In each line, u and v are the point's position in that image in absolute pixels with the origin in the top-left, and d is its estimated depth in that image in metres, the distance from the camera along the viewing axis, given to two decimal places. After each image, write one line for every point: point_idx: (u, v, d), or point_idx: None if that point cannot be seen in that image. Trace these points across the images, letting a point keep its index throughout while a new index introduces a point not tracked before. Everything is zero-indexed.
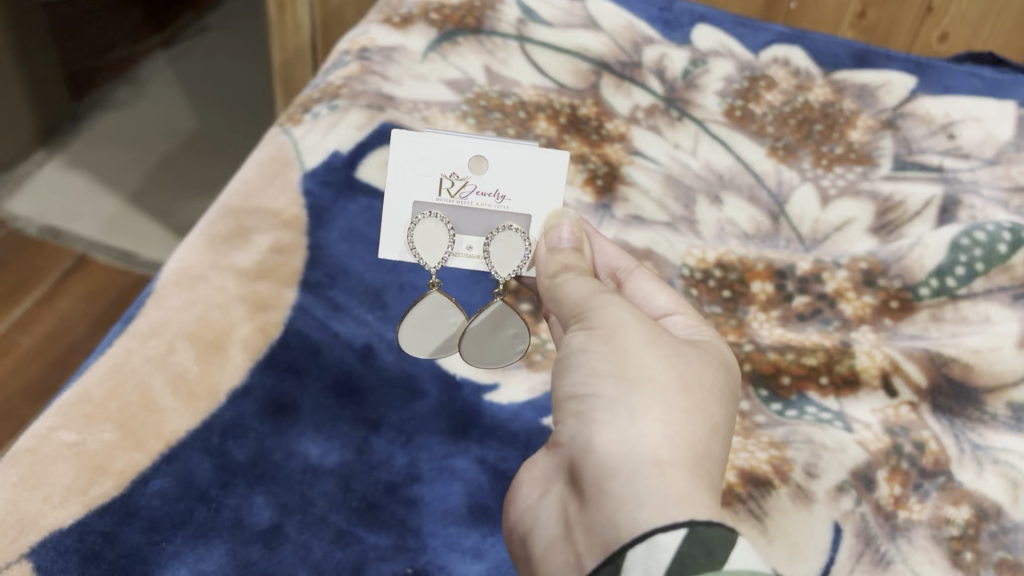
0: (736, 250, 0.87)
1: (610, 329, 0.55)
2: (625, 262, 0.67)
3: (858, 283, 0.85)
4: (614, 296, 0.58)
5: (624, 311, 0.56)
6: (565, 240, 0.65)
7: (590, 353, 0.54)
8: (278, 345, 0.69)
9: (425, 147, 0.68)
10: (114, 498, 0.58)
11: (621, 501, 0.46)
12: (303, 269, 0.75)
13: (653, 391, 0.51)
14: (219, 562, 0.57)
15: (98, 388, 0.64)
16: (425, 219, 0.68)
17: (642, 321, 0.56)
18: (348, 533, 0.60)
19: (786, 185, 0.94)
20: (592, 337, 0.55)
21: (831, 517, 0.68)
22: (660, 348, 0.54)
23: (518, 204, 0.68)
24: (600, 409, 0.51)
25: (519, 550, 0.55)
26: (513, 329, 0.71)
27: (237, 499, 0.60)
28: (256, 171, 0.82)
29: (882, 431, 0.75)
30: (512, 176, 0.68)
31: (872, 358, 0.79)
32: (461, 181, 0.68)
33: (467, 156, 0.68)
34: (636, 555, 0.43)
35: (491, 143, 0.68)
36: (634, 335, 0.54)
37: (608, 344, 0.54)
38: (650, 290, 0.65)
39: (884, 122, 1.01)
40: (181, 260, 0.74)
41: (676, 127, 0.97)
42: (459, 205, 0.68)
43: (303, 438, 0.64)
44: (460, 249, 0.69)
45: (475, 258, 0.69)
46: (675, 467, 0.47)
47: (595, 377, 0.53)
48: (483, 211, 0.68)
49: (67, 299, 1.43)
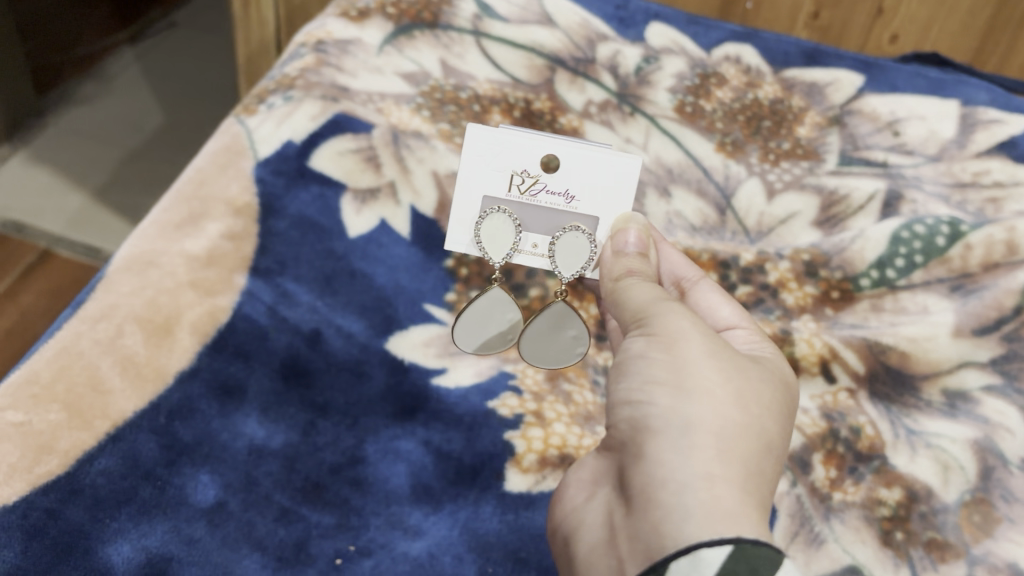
0: (682, 241, 0.88)
1: (670, 337, 0.56)
2: (690, 272, 0.70)
3: (799, 274, 0.87)
4: (675, 305, 0.59)
5: (685, 321, 0.57)
6: (631, 245, 0.67)
7: (649, 360, 0.56)
8: (226, 330, 0.70)
9: (499, 143, 0.69)
10: (59, 477, 0.59)
11: (669, 512, 0.48)
12: (253, 256, 0.76)
13: (712, 403, 0.52)
14: (163, 538, 0.58)
15: (46, 370, 0.65)
16: (493, 214, 0.69)
17: (703, 331, 0.57)
18: (292, 511, 0.61)
19: (733, 179, 0.96)
20: (652, 343, 0.56)
21: (767, 499, 0.71)
22: (720, 360, 0.55)
23: (588, 204, 0.69)
24: (655, 417, 0.53)
25: (562, 551, 0.57)
26: (572, 331, 0.71)
27: (183, 478, 0.61)
28: (209, 161, 0.83)
29: (819, 416, 0.78)
30: (584, 177, 0.69)
31: (812, 346, 0.82)
32: (532, 179, 0.69)
33: (541, 154, 0.69)
34: (679, 568, 0.44)
35: (566, 143, 0.69)
36: (693, 344, 0.55)
37: (667, 352, 0.55)
38: (714, 301, 0.67)
39: (831, 119, 1.04)
40: (133, 246, 0.75)
41: (627, 122, 0.99)
42: (528, 203, 0.70)
43: (248, 419, 0.65)
44: (526, 247, 0.70)
45: (540, 257, 0.70)
46: (726, 481, 0.48)
47: (652, 384, 0.54)
48: (551, 210, 0.69)
49: (30, 295, 1.43)
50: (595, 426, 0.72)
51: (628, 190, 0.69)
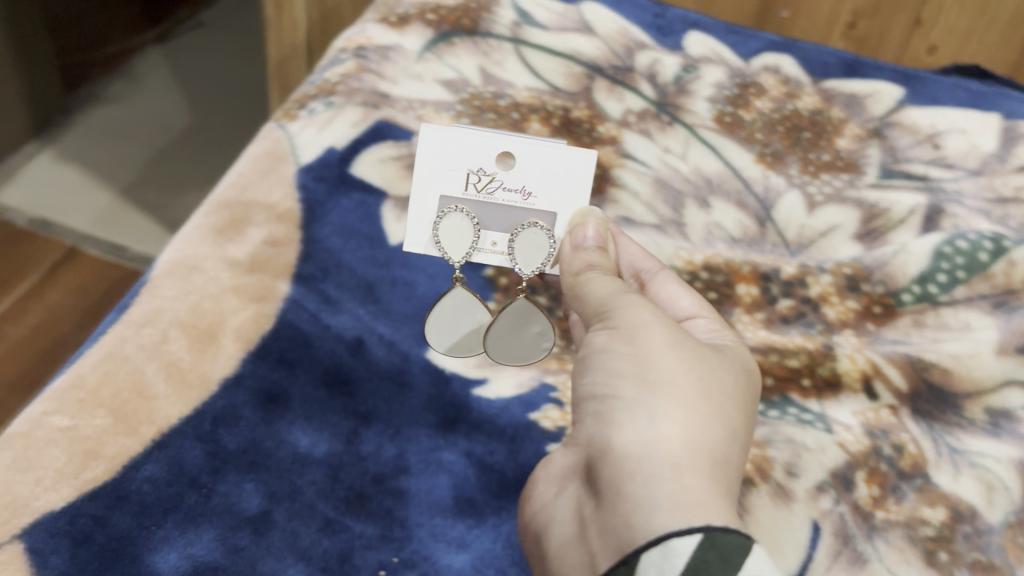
0: (723, 253, 0.88)
1: (633, 330, 0.58)
2: (650, 264, 0.73)
3: (841, 288, 0.87)
4: (638, 298, 0.61)
5: (647, 313, 0.60)
6: (591, 239, 0.69)
7: (612, 353, 0.58)
8: (270, 336, 0.70)
9: (454, 143, 0.72)
10: (105, 483, 0.59)
11: (637, 502, 0.50)
12: (296, 262, 0.76)
13: (675, 394, 0.54)
14: (208, 546, 0.58)
15: (91, 375, 0.65)
16: (452, 214, 0.73)
17: (665, 323, 0.59)
18: (336, 521, 0.61)
19: (773, 191, 0.95)
20: (615, 337, 0.59)
21: (810, 517, 0.70)
22: (683, 352, 0.57)
23: (544, 200, 0.72)
24: (620, 409, 0.55)
25: (533, 546, 0.58)
26: (536, 328, 0.75)
27: (228, 486, 0.61)
28: (251, 165, 0.83)
29: (862, 433, 0.77)
30: (537, 174, 0.72)
31: (854, 361, 0.81)
32: (488, 177, 0.72)
33: (495, 153, 0.72)
34: (650, 559, 0.46)
35: (519, 141, 0.72)
36: (656, 337, 0.58)
37: (630, 345, 0.58)
38: (673, 292, 0.70)
39: (871, 131, 1.03)
40: (176, 250, 0.75)
41: (666, 131, 0.99)
42: (485, 201, 0.73)
43: (293, 427, 0.65)
44: (485, 245, 0.74)
45: (499, 254, 0.74)
46: (691, 469, 0.51)
47: (616, 377, 0.57)
48: (508, 207, 0.73)
49: (58, 291, 1.43)
50: None
51: (582, 185, 0.72)
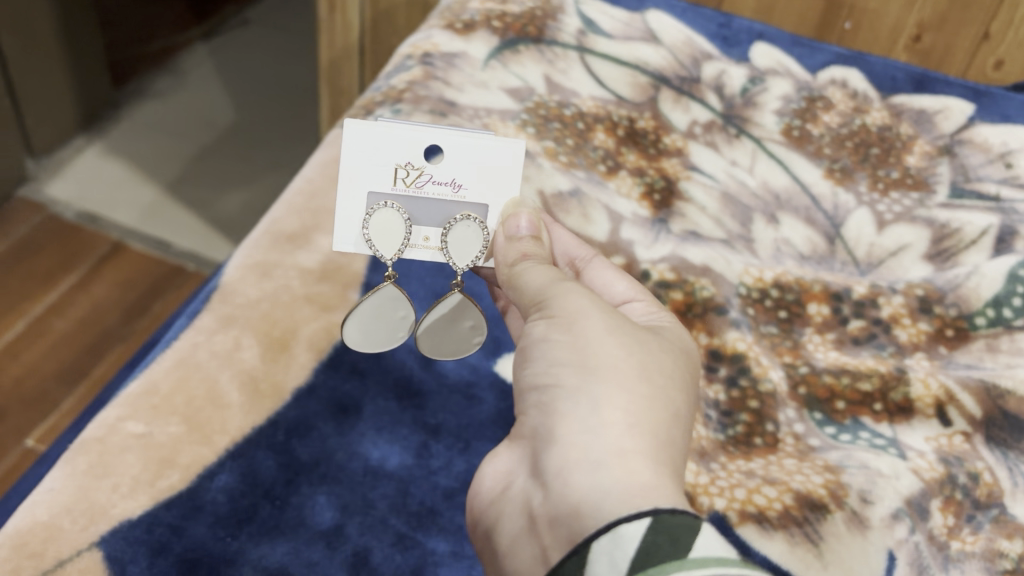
0: (793, 270, 0.87)
1: (570, 317, 0.55)
2: (583, 252, 0.68)
3: (913, 310, 0.84)
4: (573, 284, 0.58)
5: (584, 299, 0.56)
6: (525, 229, 0.64)
7: (552, 342, 0.55)
8: (343, 347, 0.70)
9: (380, 135, 0.65)
10: (180, 492, 0.59)
11: (585, 493, 0.47)
12: (366, 272, 0.75)
13: (618, 379, 0.52)
14: (282, 560, 0.57)
15: (165, 381, 0.65)
16: (384, 210, 0.66)
17: (602, 308, 0.56)
18: (408, 537, 0.60)
19: (842, 208, 0.93)
20: (553, 326, 0.55)
21: (886, 546, 0.66)
22: (622, 336, 0.54)
23: (474, 192, 0.66)
24: (562, 399, 0.52)
25: (485, 543, 0.55)
26: (470, 322, 0.70)
27: (301, 498, 0.60)
28: (320, 172, 0.82)
29: (936, 460, 0.73)
30: (468, 165, 0.65)
31: (928, 387, 0.77)
32: (417, 171, 0.65)
33: (424, 144, 0.65)
34: (601, 547, 0.44)
35: (448, 132, 0.65)
36: (593, 324, 0.54)
37: (569, 332, 0.54)
38: (609, 279, 0.65)
39: (941, 148, 0.99)
40: (247, 256, 0.75)
41: (733, 143, 0.98)
42: (415, 196, 0.66)
43: (364, 439, 0.65)
44: (417, 240, 0.67)
45: (432, 250, 0.67)
46: (639, 455, 0.48)
47: (557, 366, 0.53)
48: (439, 201, 0.66)
49: (103, 285, 1.43)
50: (710, 463, 0.71)
51: (513, 174, 0.66)
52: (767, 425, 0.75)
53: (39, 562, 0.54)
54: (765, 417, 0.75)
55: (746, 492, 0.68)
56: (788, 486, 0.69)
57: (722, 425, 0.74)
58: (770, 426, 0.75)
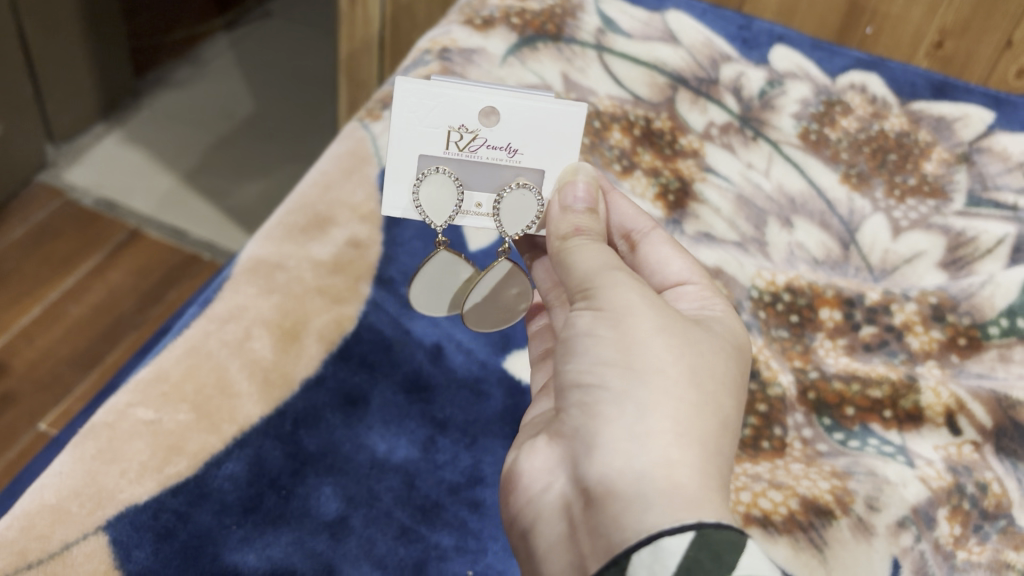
0: (806, 275, 0.86)
1: (619, 312, 0.51)
2: (641, 223, 0.64)
3: (926, 318, 0.83)
4: (622, 272, 0.53)
5: (635, 294, 0.52)
6: (582, 201, 0.59)
7: (596, 338, 0.51)
8: (352, 339, 0.70)
9: (433, 95, 0.61)
10: (187, 479, 0.59)
11: (629, 502, 0.45)
12: (378, 264, 0.75)
13: (667, 387, 0.49)
14: (286, 550, 0.58)
15: (175, 368, 0.65)
16: (437, 177, 0.63)
17: (653, 304, 0.52)
18: (411, 530, 0.60)
19: (857, 214, 0.92)
20: (599, 319, 0.51)
21: (890, 553, 0.66)
22: (671, 335, 0.51)
23: (532, 157, 0.62)
24: (606, 402, 0.49)
25: (519, 543, 0.53)
26: (515, 289, 0.67)
27: (307, 488, 0.61)
28: (335, 164, 0.82)
29: (944, 469, 0.73)
30: (526, 128, 0.62)
31: (938, 395, 0.77)
32: (470, 134, 0.62)
33: (478, 105, 0.61)
34: (641, 560, 0.42)
35: (504, 94, 0.61)
36: (644, 322, 0.51)
37: (616, 329, 0.51)
38: (665, 255, 0.62)
39: (959, 155, 0.97)
40: (260, 246, 0.75)
41: (749, 146, 0.98)
42: (468, 160, 0.63)
43: (371, 432, 0.65)
44: (470, 206, 0.64)
45: (485, 216, 0.65)
46: (685, 468, 0.46)
47: (601, 365, 0.50)
48: (493, 166, 0.63)
49: (118, 273, 1.44)
50: None
51: (573, 137, 0.62)
52: (775, 428, 0.74)
53: (45, 544, 0.55)
54: (773, 421, 0.75)
55: (752, 494, 0.68)
56: (794, 491, 0.69)
57: None
58: (778, 429, 0.74)
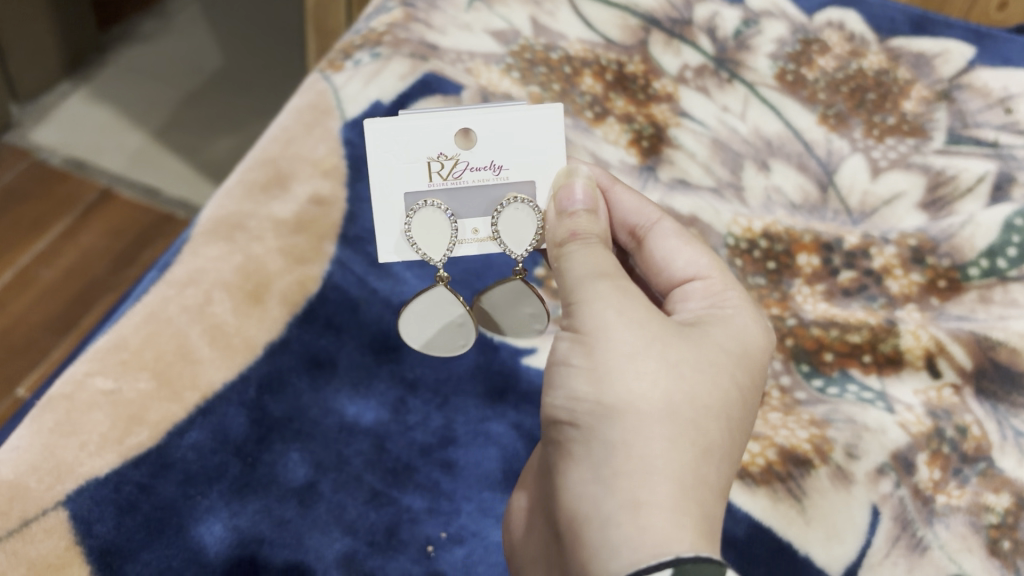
0: (783, 219, 0.84)
1: (593, 337, 0.45)
2: (646, 217, 0.59)
3: (905, 261, 0.81)
4: (606, 282, 0.48)
5: (611, 312, 0.46)
6: (580, 204, 0.54)
7: (570, 370, 0.46)
8: (317, 300, 0.67)
9: (400, 135, 0.57)
10: (150, 450, 0.57)
11: (595, 552, 0.40)
12: (342, 222, 0.72)
13: (642, 417, 0.42)
14: (253, 518, 0.56)
15: (134, 336, 0.62)
16: (423, 207, 0.58)
17: (629, 324, 0.45)
18: (383, 494, 0.60)
19: (835, 155, 0.89)
20: (575, 346, 0.46)
21: (870, 500, 0.67)
22: (644, 365, 0.44)
23: (519, 171, 0.58)
24: (576, 441, 0.44)
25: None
26: (529, 310, 0.66)
27: (274, 455, 0.59)
28: (295, 118, 0.79)
29: (924, 414, 0.72)
30: (503, 143, 0.57)
31: (918, 338, 0.76)
32: (451, 161, 0.57)
33: (452, 130, 0.57)
34: None
35: (479, 113, 0.57)
36: (617, 349, 0.44)
37: (588, 358, 0.45)
38: (672, 249, 0.57)
39: (938, 93, 0.94)
40: (219, 207, 0.72)
41: (725, 88, 0.94)
42: (455, 187, 0.58)
43: (339, 395, 0.63)
44: (466, 234, 0.60)
45: (483, 242, 0.60)
46: (655, 504, 0.40)
47: (573, 400, 0.45)
48: (480, 187, 0.58)
49: (90, 234, 1.41)
50: None
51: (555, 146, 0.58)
52: None
53: (4, 522, 0.53)
54: None
55: None
56: (771, 441, 0.69)
57: None
58: None
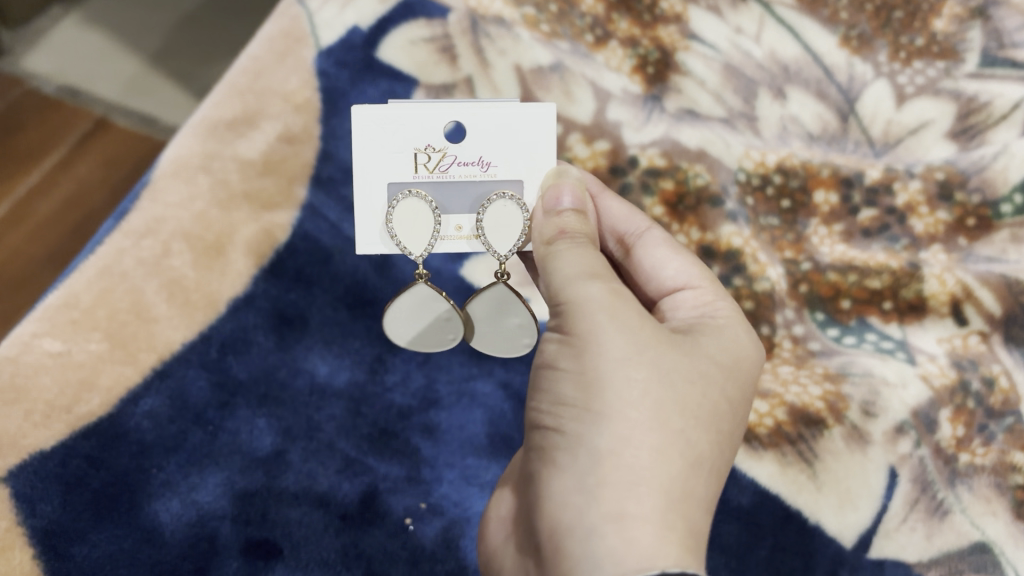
0: (799, 153, 0.75)
1: (583, 338, 0.40)
2: (636, 226, 0.53)
3: (932, 197, 0.72)
4: (600, 284, 0.42)
5: (603, 314, 0.40)
6: (568, 204, 0.47)
7: (559, 373, 0.40)
8: (285, 250, 0.62)
9: (389, 120, 0.50)
10: (100, 419, 0.53)
11: (574, 567, 0.36)
12: (316, 162, 0.66)
13: (631, 425, 0.37)
14: (214, 492, 0.52)
15: (86, 293, 0.57)
16: (408, 197, 0.51)
17: (624, 327, 0.40)
18: (357, 462, 0.55)
19: (857, 82, 0.78)
20: (564, 348, 0.41)
21: (888, 462, 0.62)
22: (637, 369, 0.39)
23: (510, 168, 0.51)
24: (561, 448, 0.39)
25: None
26: (517, 320, 0.53)
27: (237, 422, 0.55)
28: (266, 47, 0.71)
29: (948, 364, 0.66)
30: (497, 136, 0.51)
31: (943, 283, 0.68)
32: (438, 153, 0.51)
33: (442, 119, 0.51)
34: None
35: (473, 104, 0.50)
36: (609, 355, 0.39)
37: (577, 363, 0.39)
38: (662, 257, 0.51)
39: (974, 9, 0.80)
40: (182, 146, 0.65)
41: (738, 8, 0.81)
42: (441, 180, 0.51)
43: (311, 354, 0.58)
44: (449, 232, 0.51)
45: (466, 240, 0.52)
46: (641, 520, 0.36)
47: (561, 405, 0.40)
48: (467, 182, 0.51)
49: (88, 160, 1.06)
50: None
51: (549, 143, 0.51)
52: (762, 328, 0.68)
53: None
54: (760, 320, 0.69)
55: None
56: (781, 398, 0.64)
57: None
58: (765, 329, 0.68)
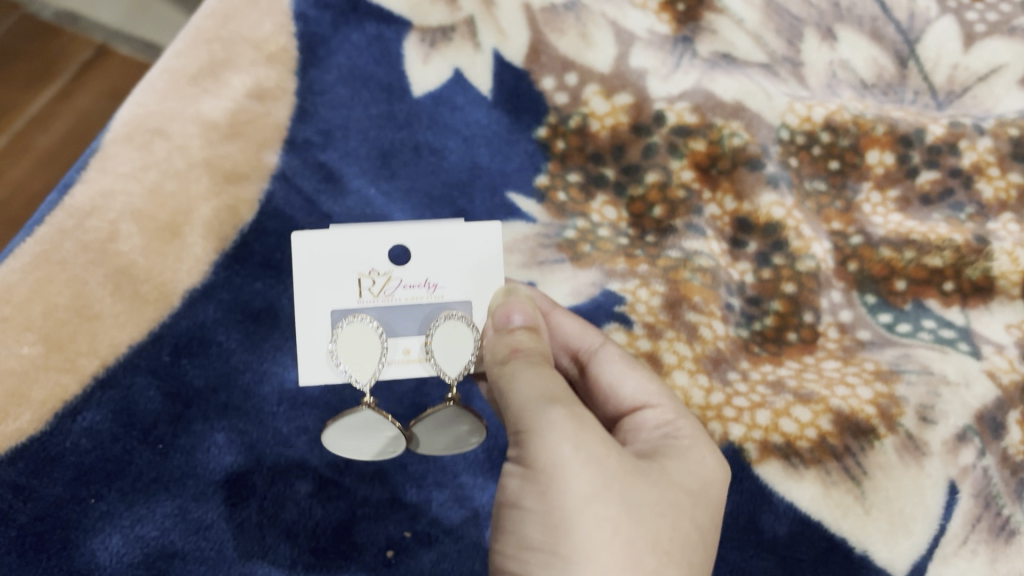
0: (851, 104, 0.62)
1: (545, 474, 0.34)
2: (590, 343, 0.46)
3: (1003, 158, 0.61)
4: (561, 407, 0.35)
5: (567, 443, 0.34)
6: (520, 321, 0.41)
7: (522, 513, 0.34)
8: (252, 231, 0.54)
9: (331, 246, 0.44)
10: (31, 439, 0.46)
11: None
12: (290, 123, 0.58)
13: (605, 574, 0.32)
14: (162, 525, 0.46)
15: (18, 285, 0.49)
16: (350, 324, 0.44)
17: (592, 456, 0.34)
18: (332, 483, 0.48)
19: (920, 19, 0.66)
20: (526, 483, 0.34)
21: (947, 476, 0.52)
22: (607, 508, 0.33)
23: (459, 287, 0.44)
24: None
25: None
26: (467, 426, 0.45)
27: (192, 439, 0.48)
28: None
29: (1019, 358, 0.56)
30: (445, 257, 0.45)
31: (1015, 262, 0.58)
32: (383, 276, 0.44)
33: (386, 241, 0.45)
34: None
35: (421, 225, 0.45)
36: (575, 492, 0.33)
37: (542, 501, 0.34)
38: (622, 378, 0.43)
39: None
40: (135, 104, 0.56)
41: None
42: (387, 305, 0.44)
43: (279, 354, 0.51)
44: (396, 356, 0.44)
45: (417, 365, 0.44)
46: None
47: (527, 551, 0.34)
48: (414, 305, 0.44)
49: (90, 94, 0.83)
50: (727, 373, 0.55)
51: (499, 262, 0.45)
52: (805, 315, 0.57)
53: None
54: (802, 305, 0.57)
55: (768, 416, 0.53)
56: (826, 403, 0.54)
57: (746, 318, 0.57)
58: (808, 316, 0.57)
